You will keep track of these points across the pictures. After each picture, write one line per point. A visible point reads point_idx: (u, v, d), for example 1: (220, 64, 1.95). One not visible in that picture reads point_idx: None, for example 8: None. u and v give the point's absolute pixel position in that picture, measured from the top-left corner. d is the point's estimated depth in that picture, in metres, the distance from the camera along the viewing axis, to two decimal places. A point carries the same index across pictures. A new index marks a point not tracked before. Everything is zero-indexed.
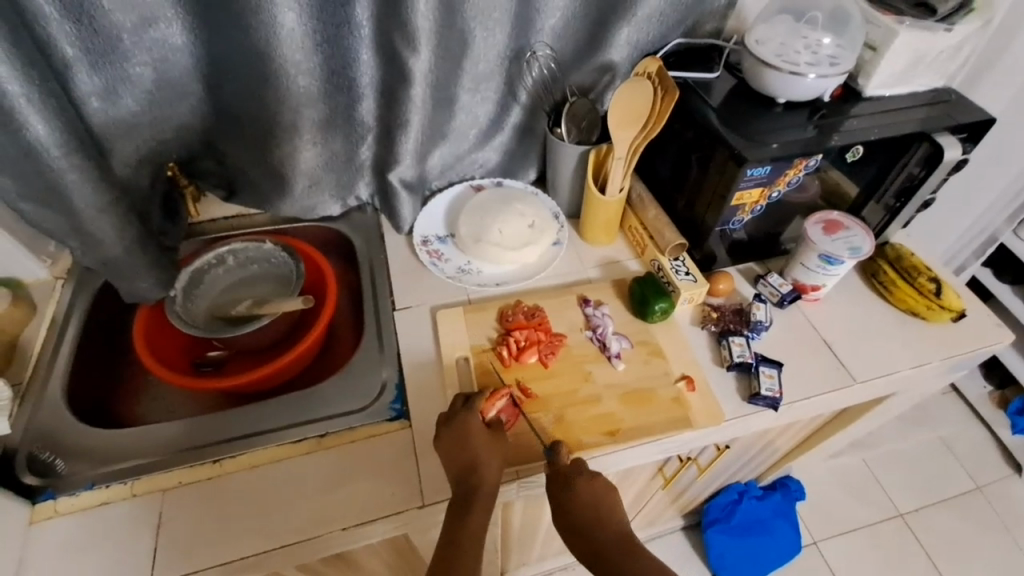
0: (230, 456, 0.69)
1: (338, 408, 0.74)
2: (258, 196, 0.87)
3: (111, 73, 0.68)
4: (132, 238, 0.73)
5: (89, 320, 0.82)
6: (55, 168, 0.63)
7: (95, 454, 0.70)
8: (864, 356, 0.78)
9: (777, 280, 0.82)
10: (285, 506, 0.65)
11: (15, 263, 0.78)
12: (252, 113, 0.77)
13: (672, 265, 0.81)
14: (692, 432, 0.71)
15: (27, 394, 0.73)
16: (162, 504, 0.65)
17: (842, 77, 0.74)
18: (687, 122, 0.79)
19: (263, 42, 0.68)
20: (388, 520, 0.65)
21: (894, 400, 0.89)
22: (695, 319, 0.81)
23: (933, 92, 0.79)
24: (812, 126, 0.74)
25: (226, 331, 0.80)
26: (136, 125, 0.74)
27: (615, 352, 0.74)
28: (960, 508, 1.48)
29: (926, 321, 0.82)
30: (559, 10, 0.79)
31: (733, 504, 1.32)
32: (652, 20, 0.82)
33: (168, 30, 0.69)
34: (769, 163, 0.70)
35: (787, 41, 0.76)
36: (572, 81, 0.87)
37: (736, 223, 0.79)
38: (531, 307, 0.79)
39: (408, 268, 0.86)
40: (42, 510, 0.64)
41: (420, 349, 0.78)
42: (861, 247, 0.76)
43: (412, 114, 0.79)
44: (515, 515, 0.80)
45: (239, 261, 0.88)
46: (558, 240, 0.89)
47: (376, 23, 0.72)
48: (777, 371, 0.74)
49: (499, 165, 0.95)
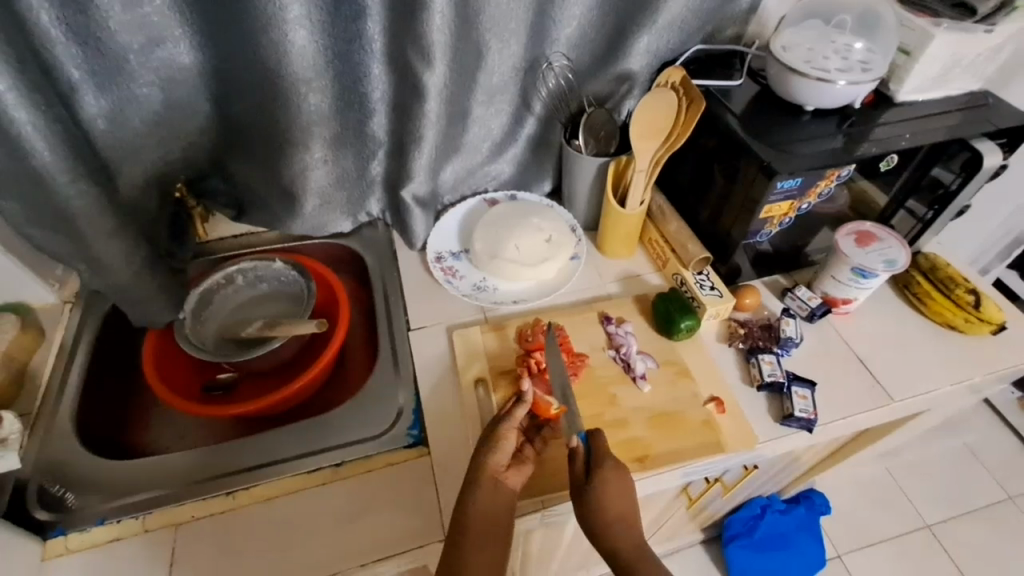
0: (245, 488, 0.67)
1: (356, 435, 0.73)
2: (268, 215, 0.85)
3: (117, 94, 0.66)
4: (141, 262, 0.71)
5: (98, 345, 0.81)
6: (62, 194, 0.61)
7: (106, 486, 0.68)
8: (900, 373, 0.75)
9: (806, 293, 0.79)
10: (301, 541, 0.63)
11: (23, 288, 0.77)
12: (262, 131, 0.75)
13: (696, 279, 0.79)
14: (723, 457, 0.67)
15: (36, 425, 0.71)
16: (175, 539, 0.63)
17: (875, 82, 0.70)
18: (710, 131, 0.76)
19: (273, 59, 0.66)
20: (408, 555, 0.62)
21: (928, 416, 0.85)
22: (722, 336, 0.78)
23: (968, 97, 0.76)
24: (841, 134, 0.71)
25: (237, 355, 0.77)
26: (145, 146, 0.72)
27: (640, 373, 0.72)
28: (992, 519, 1.43)
29: (964, 334, 0.79)
30: (576, 18, 0.76)
31: (755, 519, 1.28)
32: (672, 27, 0.79)
33: (175, 50, 0.67)
34: (799, 175, 0.67)
35: (815, 47, 0.73)
36: (589, 90, 0.85)
37: (764, 236, 0.76)
38: (552, 326, 0.77)
39: (423, 287, 0.84)
40: (54, 546, 0.62)
41: (436, 371, 0.75)
42: (897, 260, 0.72)
43: (425, 129, 0.76)
44: (536, 542, 0.77)
45: (249, 280, 0.86)
46: (577, 253, 0.86)
47: (388, 37, 0.70)
48: (811, 391, 0.71)
49: (513, 178, 0.93)
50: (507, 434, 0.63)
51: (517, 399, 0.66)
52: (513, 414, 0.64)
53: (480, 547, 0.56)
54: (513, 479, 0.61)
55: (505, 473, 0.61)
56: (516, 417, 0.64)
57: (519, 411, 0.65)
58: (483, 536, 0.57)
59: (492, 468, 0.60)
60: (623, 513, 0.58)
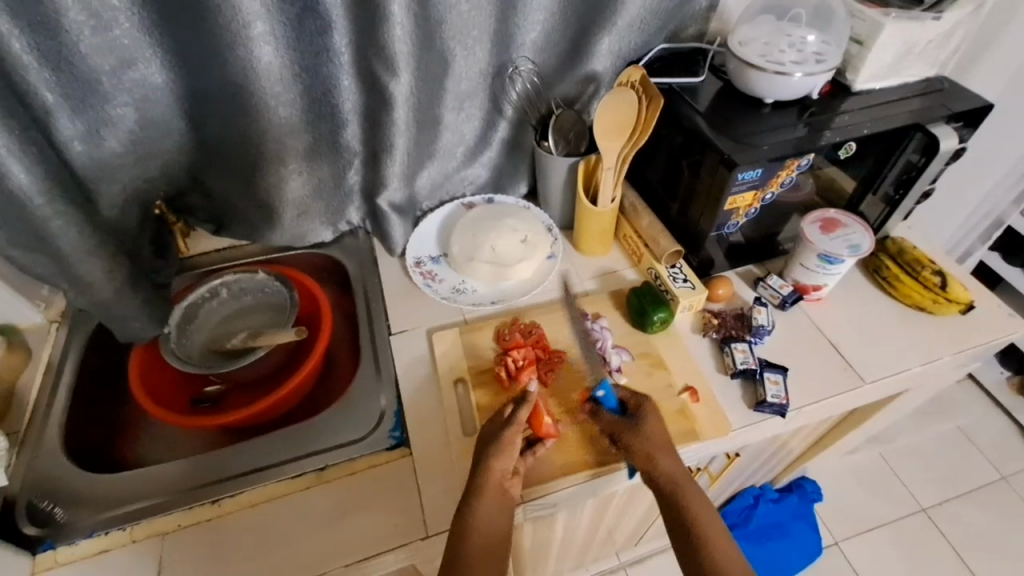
0: (230, 495, 0.68)
1: (339, 439, 0.74)
2: (248, 228, 0.87)
3: (93, 116, 0.67)
4: (122, 279, 0.72)
5: (85, 363, 0.82)
6: (39, 215, 0.62)
7: (95, 501, 0.69)
8: (873, 355, 0.76)
9: (777, 281, 0.81)
10: (287, 545, 0.64)
11: (10, 309, 0.78)
12: (237, 146, 0.77)
13: (669, 272, 0.80)
14: (700, 445, 0.69)
15: (24, 443, 0.73)
16: (162, 549, 0.64)
17: (829, 73, 0.72)
18: (674, 128, 0.78)
19: (241, 75, 0.68)
20: (394, 554, 0.64)
21: (906, 397, 0.87)
22: (696, 327, 0.79)
23: (923, 83, 0.78)
24: (802, 124, 0.73)
25: (221, 366, 0.79)
26: (122, 166, 0.74)
27: (615, 366, 0.73)
28: (987, 499, 1.43)
29: (934, 314, 0.80)
30: (539, 23, 0.78)
31: (749, 509, 1.29)
32: (632, 28, 0.81)
33: (147, 70, 0.68)
34: (761, 165, 0.69)
35: (771, 41, 0.75)
36: (557, 92, 0.87)
37: (732, 227, 0.78)
38: (529, 324, 0.78)
39: (403, 292, 0.85)
40: (43, 560, 0.63)
41: (417, 372, 0.76)
42: (861, 245, 0.74)
43: (396, 137, 0.78)
44: (525, 538, 0.78)
45: (233, 293, 0.88)
46: (553, 252, 0.88)
47: (355, 49, 0.72)
48: (783, 376, 0.72)
49: (489, 181, 0.94)
50: (513, 440, 0.62)
51: (520, 400, 0.65)
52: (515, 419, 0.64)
53: (467, 544, 0.57)
54: (515, 488, 0.62)
55: (509, 481, 0.62)
56: (518, 422, 0.63)
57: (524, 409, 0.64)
58: (474, 541, 0.57)
59: (495, 476, 0.60)
60: (663, 446, 0.63)
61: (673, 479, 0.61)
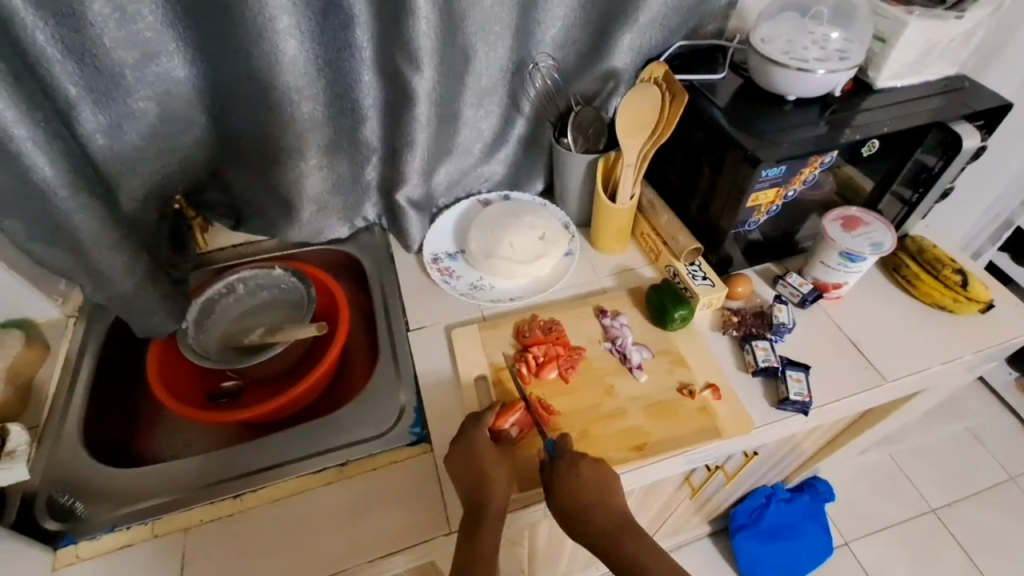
0: (252, 490, 0.68)
1: (359, 435, 0.74)
2: (265, 224, 0.87)
3: (114, 110, 0.67)
4: (142, 273, 0.72)
5: (102, 358, 0.81)
6: (62, 209, 0.62)
7: (115, 496, 0.69)
8: (893, 354, 0.76)
9: (797, 279, 0.80)
10: (309, 540, 0.64)
11: (27, 303, 0.78)
12: (257, 141, 0.77)
13: (689, 270, 0.80)
14: (721, 443, 0.68)
15: (44, 436, 0.72)
16: (185, 544, 0.64)
17: (852, 70, 0.72)
18: (695, 125, 0.78)
19: (265, 69, 0.68)
20: (417, 549, 0.64)
21: (922, 396, 0.87)
22: (716, 325, 0.79)
23: (945, 81, 0.78)
24: (823, 121, 0.73)
25: (239, 362, 0.78)
26: (142, 160, 0.74)
27: (636, 363, 0.73)
28: (995, 500, 1.43)
29: (953, 313, 0.80)
30: (560, 20, 0.78)
31: (760, 509, 1.28)
32: (653, 24, 0.81)
33: (170, 64, 0.68)
34: (784, 162, 0.69)
35: (794, 38, 0.75)
36: (575, 90, 0.86)
37: (752, 224, 0.78)
38: (548, 321, 0.78)
39: (421, 289, 0.85)
40: (64, 555, 0.63)
41: (437, 369, 0.76)
42: (883, 243, 0.74)
43: (417, 133, 0.78)
44: (542, 535, 0.78)
45: (249, 289, 0.87)
46: (571, 250, 0.88)
47: (377, 44, 0.72)
48: (805, 374, 0.72)
49: (506, 178, 0.94)
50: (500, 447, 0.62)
51: (508, 408, 0.68)
52: (498, 426, 0.67)
53: (478, 542, 0.58)
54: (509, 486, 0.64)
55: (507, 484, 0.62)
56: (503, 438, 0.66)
57: (512, 418, 0.67)
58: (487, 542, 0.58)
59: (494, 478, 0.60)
60: (589, 484, 0.60)
61: (586, 503, 0.59)
